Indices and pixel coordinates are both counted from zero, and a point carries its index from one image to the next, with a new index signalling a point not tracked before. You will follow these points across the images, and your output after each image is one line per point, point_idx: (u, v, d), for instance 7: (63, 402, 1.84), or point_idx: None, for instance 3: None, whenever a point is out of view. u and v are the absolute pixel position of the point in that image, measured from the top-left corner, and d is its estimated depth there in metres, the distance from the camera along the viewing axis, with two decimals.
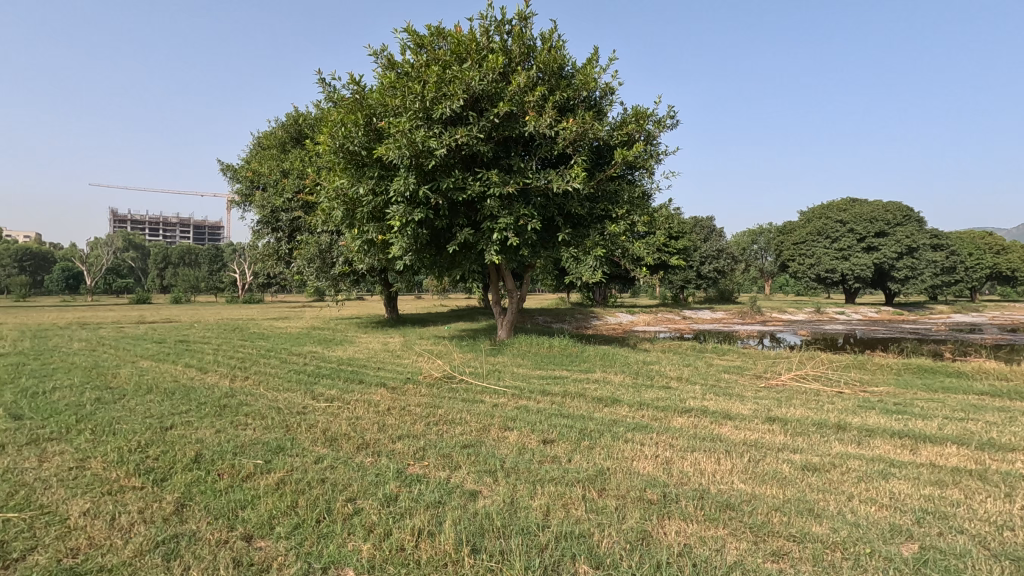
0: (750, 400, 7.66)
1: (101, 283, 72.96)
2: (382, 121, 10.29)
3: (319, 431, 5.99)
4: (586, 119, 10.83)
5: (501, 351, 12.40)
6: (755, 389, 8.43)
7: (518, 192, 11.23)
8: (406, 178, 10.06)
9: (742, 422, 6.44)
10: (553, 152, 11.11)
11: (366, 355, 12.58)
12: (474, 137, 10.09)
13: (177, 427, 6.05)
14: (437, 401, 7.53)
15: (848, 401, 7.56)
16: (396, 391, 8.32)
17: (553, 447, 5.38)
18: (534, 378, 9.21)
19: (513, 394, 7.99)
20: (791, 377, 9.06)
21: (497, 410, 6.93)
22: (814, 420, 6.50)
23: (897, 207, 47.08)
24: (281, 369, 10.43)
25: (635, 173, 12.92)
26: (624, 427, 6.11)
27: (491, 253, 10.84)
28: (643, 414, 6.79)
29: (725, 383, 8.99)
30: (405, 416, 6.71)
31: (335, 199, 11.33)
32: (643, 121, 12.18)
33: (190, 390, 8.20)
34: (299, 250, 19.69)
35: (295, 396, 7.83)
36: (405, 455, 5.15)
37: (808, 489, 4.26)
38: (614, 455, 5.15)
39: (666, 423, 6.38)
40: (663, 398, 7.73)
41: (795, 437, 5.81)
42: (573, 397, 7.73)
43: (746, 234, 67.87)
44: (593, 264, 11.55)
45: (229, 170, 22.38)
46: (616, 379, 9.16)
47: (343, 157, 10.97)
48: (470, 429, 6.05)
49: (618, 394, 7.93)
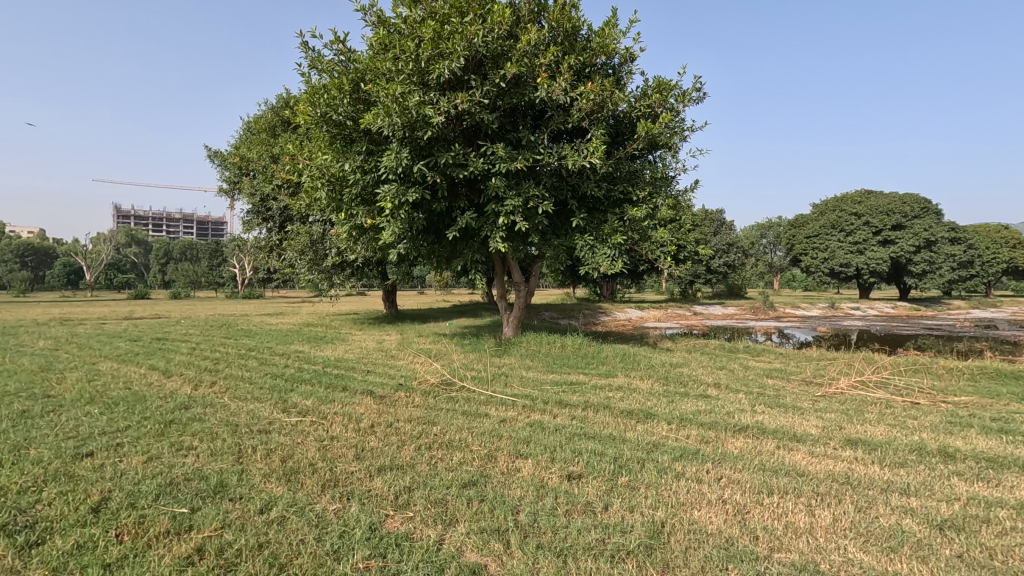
0: (814, 415, 6.27)
1: (101, 279, 71.72)
2: (369, 86, 8.92)
3: (278, 459, 4.67)
4: (606, 85, 9.50)
5: (508, 351, 11.06)
6: (813, 400, 7.04)
7: (527, 170, 9.91)
8: (398, 153, 8.75)
9: (816, 446, 5.06)
10: (566, 125, 9.78)
11: (356, 356, 11.25)
12: (477, 103, 8.75)
13: (97, 455, 4.72)
14: (430, 416, 6.17)
15: (934, 416, 6.20)
16: (385, 401, 7.00)
17: (582, 487, 4.05)
18: (547, 385, 7.86)
19: (524, 405, 6.64)
20: (851, 384, 7.68)
21: (504, 428, 5.59)
22: (906, 443, 5.15)
23: (915, 198, 45.38)
24: (257, 373, 9.10)
25: (656, 153, 11.55)
26: (668, 455, 4.76)
27: (497, 239, 9.56)
28: (687, 435, 5.43)
29: (773, 391, 7.62)
30: (390, 437, 5.37)
31: (318, 178, 9.95)
32: (667, 92, 10.79)
33: (140, 401, 6.86)
34: (290, 241, 18.43)
35: (261, 409, 6.47)
36: (385, 500, 3.83)
37: (965, 567, 2.91)
38: (665, 500, 3.81)
39: (720, 447, 5.04)
40: (706, 412, 6.36)
41: (896, 469, 4.44)
42: (597, 411, 6.37)
43: (754, 228, 66.29)
44: (612, 253, 10.28)
45: (216, 156, 21.00)
46: (643, 386, 7.79)
47: (328, 129, 9.64)
48: (470, 458, 4.70)
49: (650, 407, 6.57)
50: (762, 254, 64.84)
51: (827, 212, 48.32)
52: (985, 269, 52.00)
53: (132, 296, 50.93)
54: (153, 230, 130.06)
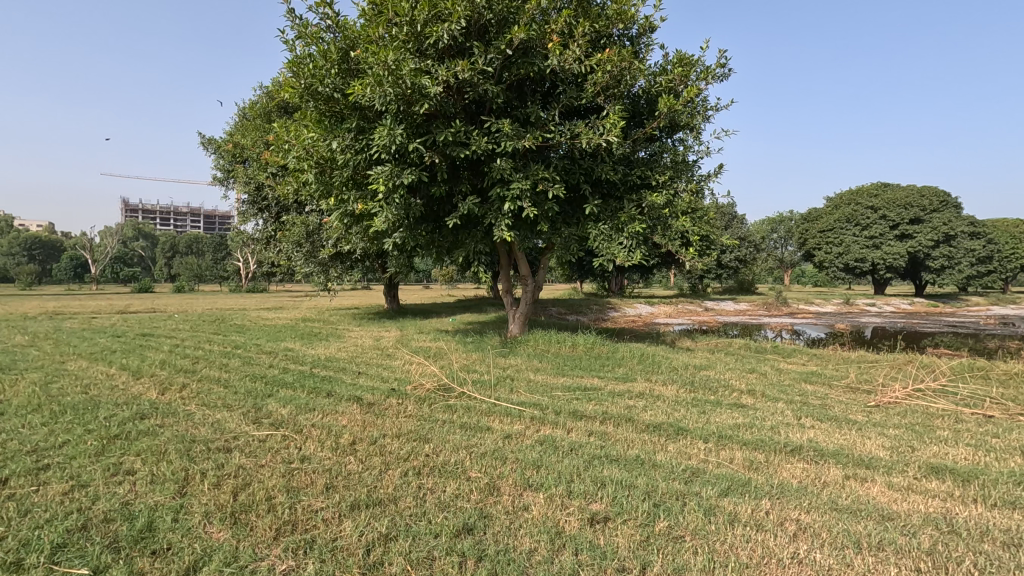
0: (875, 431, 5.32)
1: (106, 273, 71.37)
2: (359, 54, 7.98)
3: (231, 489, 3.77)
4: (625, 55, 8.52)
5: (513, 351, 10.14)
6: (866, 412, 6.08)
7: (536, 151, 8.97)
8: (390, 128, 7.82)
9: (894, 475, 4.10)
10: (579, 100, 8.80)
11: (349, 354, 10.36)
12: (479, 73, 7.78)
13: (5, 486, 3.83)
14: (423, 430, 5.27)
15: (1020, 434, 5.22)
16: (373, 410, 6.11)
17: (609, 536, 3.13)
18: (559, 391, 6.97)
19: (532, 417, 5.72)
20: (908, 392, 6.70)
21: (509, 448, 4.67)
22: (1004, 471, 4.19)
23: (935, 191, 43.86)
24: (236, 374, 8.24)
25: (675, 135, 10.55)
26: (715, 488, 3.83)
27: (502, 228, 8.63)
28: (730, 459, 4.48)
29: (817, 401, 6.65)
30: (372, 459, 4.45)
31: (305, 158, 9.03)
32: (690, 66, 9.80)
33: (93, 407, 6.00)
34: (285, 232, 17.55)
35: (228, 420, 5.59)
36: (354, 555, 2.92)
37: None
38: (721, 559, 2.88)
39: (774, 475, 4.11)
40: (747, 428, 5.40)
41: (1009, 512, 3.49)
42: (618, 426, 5.42)
43: (765, 222, 64.90)
44: (628, 243, 9.35)
45: (210, 144, 20.10)
46: (668, 393, 6.85)
47: (316, 105, 8.73)
48: (467, 490, 3.79)
49: (679, 421, 5.63)
50: (774, 249, 63.49)
51: (842, 205, 46.98)
52: (1006, 264, 50.43)
53: (134, 289, 50.46)
54: (159, 224, 130.09)
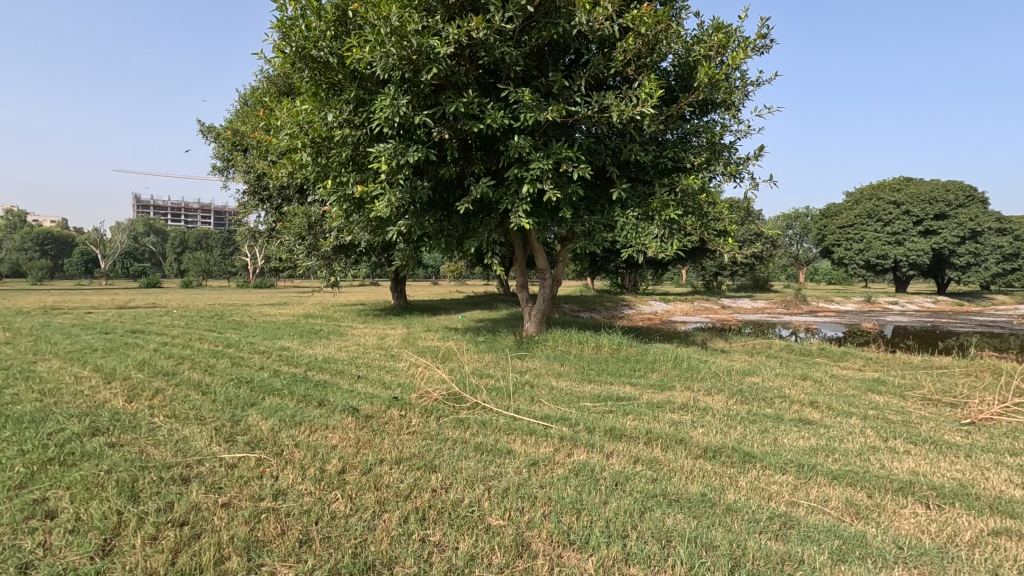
0: (991, 460, 4.26)
1: (115, 267, 70.87)
2: (357, 13, 7.02)
3: (173, 544, 2.82)
4: (660, 15, 7.45)
5: (530, 352, 9.15)
6: (965, 432, 5.00)
7: (558, 127, 7.97)
8: (393, 97, 6.85)
9: None
10: (608, 68, 7.76)
11: (350, 355, 9.41)
12: (496, 33, 6.78)
13: None
14: (431, 453, 4.29)
15: None
16: (371, 425, 5.13)
17: None
18: (588, 401, 5.95)
19: (561, 437, 4.72)
20: (1007, 408, 5.60)
21: (538, 482, 3.69)
22: None
23: (960, 186, 42.28)
24: (221, 378, 7.29)
25: (710, 114, 9.50)
26: (825, 549, 2.81)
27: (520, 214, 7.64)
28: (825, 502, 3.44)
29: (897, 416, 5.59)
30: (364, 496, 3.48)
31: (299, 134, 8.08)
32: (731, 34, 8.73)
33: (41, 420, 5.06)
34: (286, 223, 16.63)
35: (196, 438, 4.63)
36: None
37: None
38: None
39: (897, 528, 3.07)
40: (828, 455, 4.34)
41: None
42: (669, 451, 4.40)
43: (780, 218, 63.38)
44: (659, 232, 8.32)
45: (209, 132, 19.22)
46: (717, 405, 5.81)
47: (311, 74, 7.77)
48: (488, 549, 2.80)
49: (741, 443, 4.61)
50: (790, 245, 61.99)
51: (862, 200, 45.49)
52: None
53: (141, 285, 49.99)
54: (169, 219, 130.57)
